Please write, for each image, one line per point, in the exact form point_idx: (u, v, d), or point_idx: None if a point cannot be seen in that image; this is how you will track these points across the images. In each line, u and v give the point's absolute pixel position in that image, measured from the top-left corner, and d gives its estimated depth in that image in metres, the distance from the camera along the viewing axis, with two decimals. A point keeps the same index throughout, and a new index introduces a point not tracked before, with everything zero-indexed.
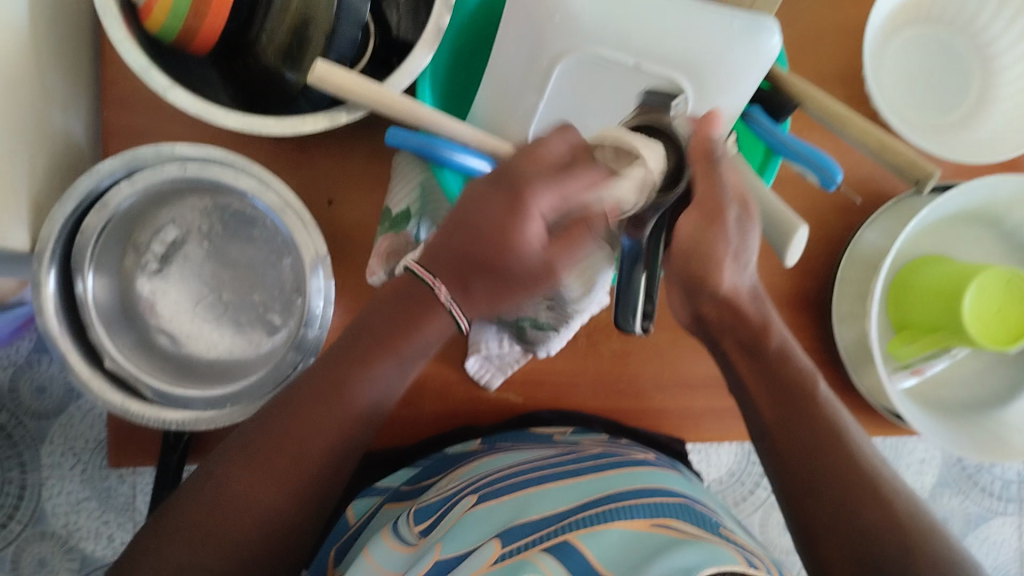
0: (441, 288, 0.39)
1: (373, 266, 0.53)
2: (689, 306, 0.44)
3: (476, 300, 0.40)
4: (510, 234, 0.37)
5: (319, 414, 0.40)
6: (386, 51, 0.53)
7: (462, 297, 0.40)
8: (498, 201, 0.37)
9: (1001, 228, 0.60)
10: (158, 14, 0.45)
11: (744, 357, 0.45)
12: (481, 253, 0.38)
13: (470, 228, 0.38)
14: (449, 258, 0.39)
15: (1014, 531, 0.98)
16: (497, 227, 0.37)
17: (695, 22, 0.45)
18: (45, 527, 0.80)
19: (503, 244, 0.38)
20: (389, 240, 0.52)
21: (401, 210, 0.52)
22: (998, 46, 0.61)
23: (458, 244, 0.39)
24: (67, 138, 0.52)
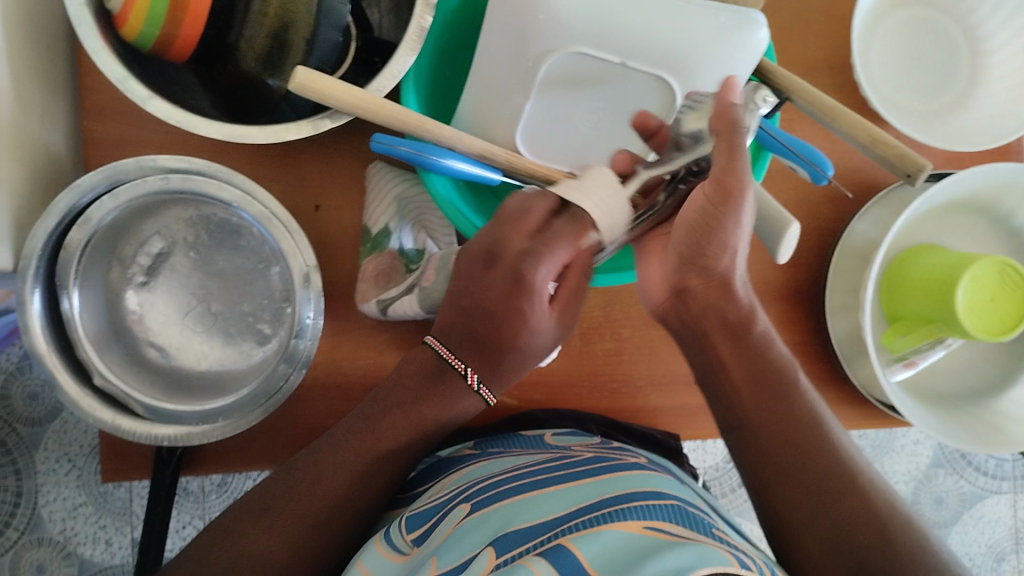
0: (471, 374, 0.44)
1: (361, 292, 0.54)
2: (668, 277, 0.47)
3: (499, 376, 0.45)
4: (520, 309, 0.43)
5: (337, 472, 0.44)
6: (368, 52, 0.51)
7: (488, 377, 0.45)
8: (511, 290, 0.42)
9: (993, 215, 0.60)
10: (134, 22, 0.44)
11: (724, 345, 0.46)
12: (503, 338, 0.43)
13: (477, 306, 0.43)
14: (471, 344, 0.44)
15: (1010, 509, 0.98)
16: (517, 321, 0.43)
17: (684, 15, 0.45)
18: (41, 533, 0.79)
19: (519, 325, 0.43)
20: (374, 262, 0.54)
21: (382, 228, 0.54)
22: (986, 32, 0.60)
23: (474, 325, 0.44)
24: (47, 151, 0.51)
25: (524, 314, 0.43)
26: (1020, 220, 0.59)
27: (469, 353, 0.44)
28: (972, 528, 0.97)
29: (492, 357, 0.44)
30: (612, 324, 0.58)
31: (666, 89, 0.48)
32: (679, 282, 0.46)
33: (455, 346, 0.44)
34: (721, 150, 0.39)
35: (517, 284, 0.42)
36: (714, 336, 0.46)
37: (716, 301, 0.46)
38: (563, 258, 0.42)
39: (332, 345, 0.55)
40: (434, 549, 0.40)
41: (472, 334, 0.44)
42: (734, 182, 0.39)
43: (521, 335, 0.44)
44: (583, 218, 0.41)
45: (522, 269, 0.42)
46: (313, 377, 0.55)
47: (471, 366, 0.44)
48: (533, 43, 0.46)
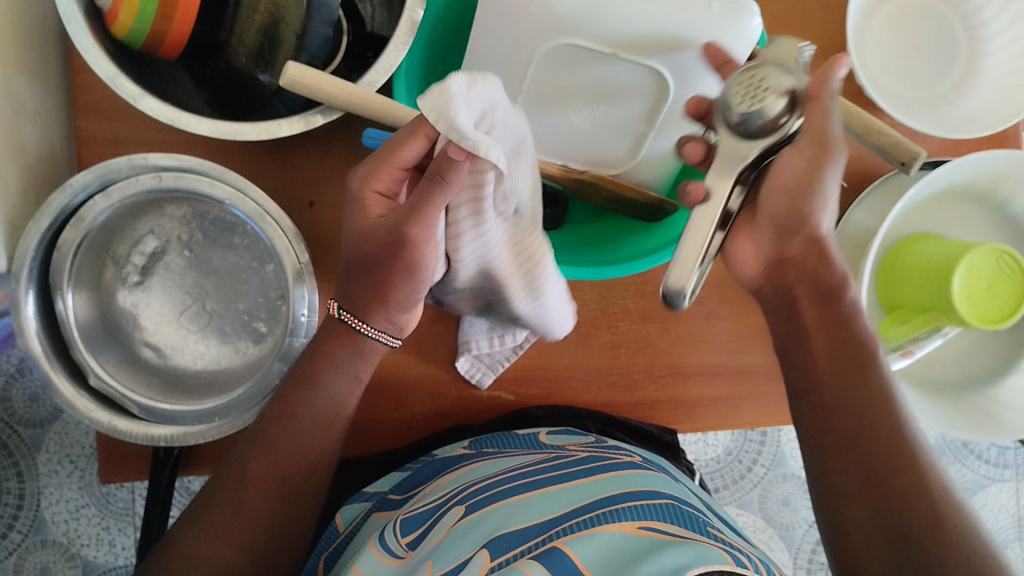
0: (355, 321, 0.44)
1: None
2: (766, 251, 0.46)
3: (389, 318, 0.45)
4: (383, 247, 0.40)
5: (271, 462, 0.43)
6: (360, 47, 0.51)
7: (376, 321, 0.44)
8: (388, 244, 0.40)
9: (991, 202, 0.59)
10: (124, 17, 0.44)
11: (811, 305, 0.44)
12: (380, 275, 0.42)
13: (359, 260, 0.42)
14: (363, 295, 0.43)
15: (1013, 497, 0.98)
16: (366, 235, 0.41)
17: (675, 5, 0.45)
18: (44, 535, 0.79)
19: (390, 262, 0.41)
20: None
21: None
22: (981, 18, 0.60)
23: (366, 277, 0.43)
24: (40, 151, 0.51)
25: (393, 252, 0.40)
26: (1017, 207, 0.59)
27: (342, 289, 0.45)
28: None
29: (370, 293, 0.43)
30: (610, 317, 0.58)
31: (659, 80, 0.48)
32: (777, 253, 0.46)
33: (342, 278, 0.44)
34: (815, 112, 0.41)
35: (396, 243, 0.40)
36: (757, 307, 0.44)
37: (809, 270, 0.45)
38: (399, 164, 0.40)
39: None
40: (429, 553, 0.39)
41: (356, 276, 0.43)
42: (831, 141, 0.41)
43: (401, 273, 0.41)
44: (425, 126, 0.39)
45: (391, 224, 0.39)
46: None
47: (355, 314, 0.44)
48: (525, 36, 0.45)
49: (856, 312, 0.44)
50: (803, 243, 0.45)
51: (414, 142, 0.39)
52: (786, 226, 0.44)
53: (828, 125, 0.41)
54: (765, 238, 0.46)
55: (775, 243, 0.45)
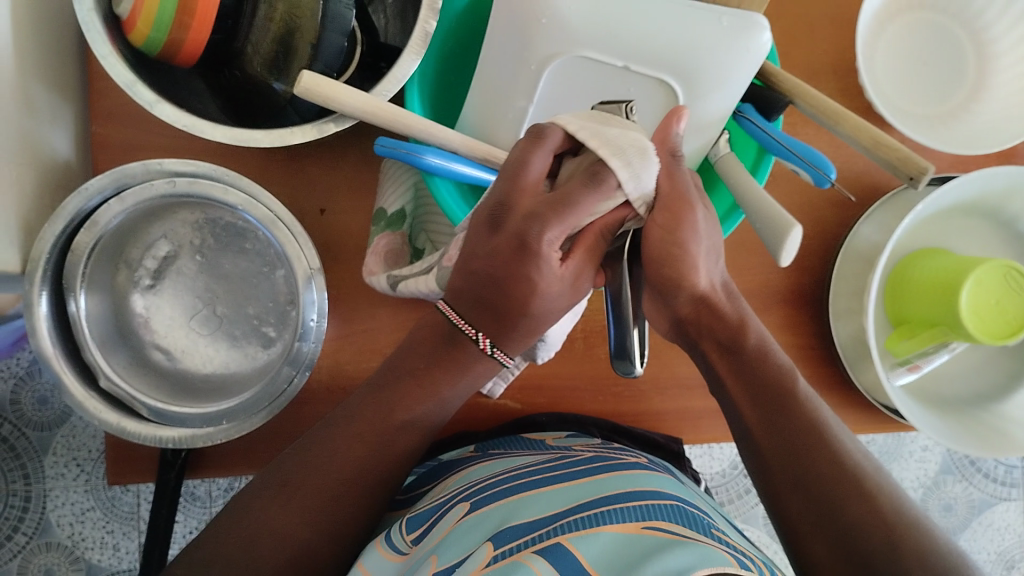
0: (483, 339, 0.42)
1: (370, 266, 0.52)
2: (664, 312, 0.44)
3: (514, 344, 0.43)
4: (526, 277, 0.39)
5: (331, 460, 0.43)
6: (373, 57, 0.52)
7: (501, 343, 0.42)
8: (517, 258, 0.38)
9: (999, 218, 0.60)
10: (141, 27, 0.45)
11: (719, 357, 0.44)
12: (513, 305, 0.40)
13: (484, 276, 0.40)
14: (480, 313, 0.41)
15: (1019, 517, 0.98)
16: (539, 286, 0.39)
17: (685, 20, 0.45)
18: (49, 537, 0.80)
19: (527, 294, 0.39)
20: (387, 238, 0.53)
21: (397, 209, 0.53)
22: (991, 35, 0.60)
23: (490, 292, 0.40)
24: (56, 155, 0.52)
25: (534, 283, 0.39)
26: None
27: (492, 327, 0.41)
28: (981, 535, 0.97)
29: (517, 331, 0.41)
30: None
31: (670, 93, 0.48)
32: (673, 314, 0.44)
33: (483, 321, 0.41)
34: (662, 177, 0.40)
35: (524, 252, 0.38)
36: (707, 348, 0.44)
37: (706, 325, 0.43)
38: (576, 218, 0.37)
39: (336, 348, 0.56)
40: (434, 548, 0.40)
41: (499, 309, 0.40)
42: (682, 206, 0.40)
43: (532, 299, 0.40)
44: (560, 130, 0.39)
45: (528, 237, 0.38)
46: (317, 379, 0.55)
47: (484, 332, 0.42)
48: (536, 47, 0.46)
49: (763, 355, 0.43)
50: (689, 302, 0.42)
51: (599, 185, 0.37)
52: (664, 290, 0.41)
53: (675, 186, 0.40)
54: (655, 301, 0.43)
55: (663, 303, 0.43)
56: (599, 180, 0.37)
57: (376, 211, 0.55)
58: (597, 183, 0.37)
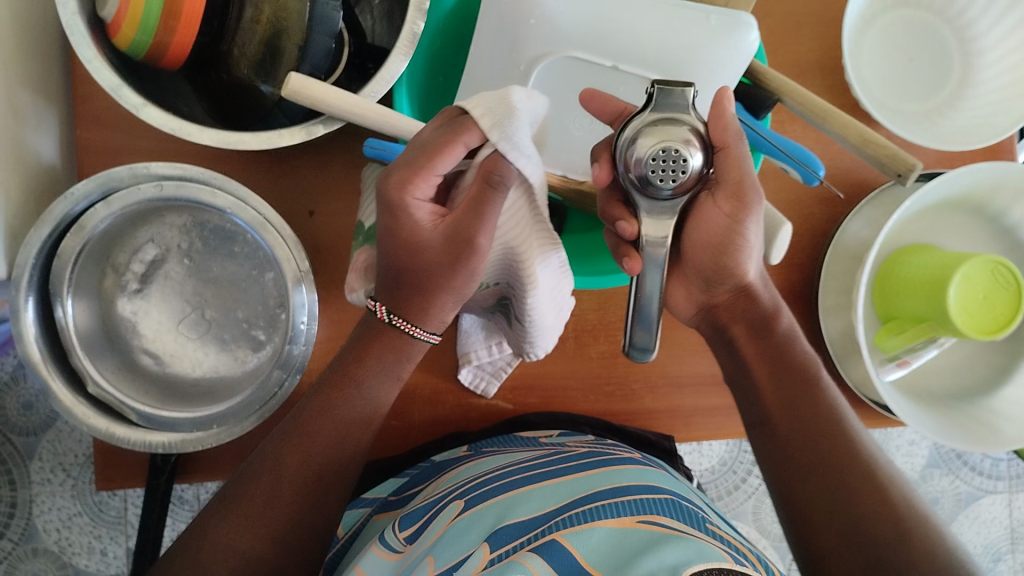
0: (379, 308, 0.43)
1: (350, 283, 0.50)
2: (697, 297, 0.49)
3: (421, 314, 0.43)
4: (403, 244, 0.40)
5: (314, 465, 0.42)
6: (361, 58, 0.52)
7: (398, 311, 0.43)
8: (385, 212, 0.40)
9: (986, 214, 0.60)
10: (126, 30, 0.44)
11: (748, 341, 0.48)
12: (397, 267, 0.41)
13: (379, 237, 0.42)
14: (383, 281, 0.42)
15: (1005, 509, 0.99)
16: (416, 245, 0.40)
17: (674, 20, 0.45)
18: (36, 543, 0.79)
19: (401, 250, 0.41)
20: (365, 253, 0.50)
21: (372, 223, 0.50)
22: (976, 32, 0.61)
23: (382, 256, 0.42)
24: (41, 159, 0.51)
25: (399, 234, 0.40)
26: (1013, 219, 0.59)
27: (386, 292, 0.43)
28: (968, 528, 0.97)
29: (412, 293, 0.42)
30: (607, 327, 0.58)
31: None
32: (708, 301, 0.49)
33: (380, 282, 0.43)
34: (729, 164, 0.41)
35: (388, 206, 0.40)
36: (737, 331, 0.48)
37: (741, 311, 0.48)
38: (435, 172, 0.38)
39: (327, 351, 0.55)
40: (429, 549, 0.39)
41: (390, 281, 0.42)
42: (751, 191, 0.41)
43: (415, 255, 0.40)
44: (473, 122, 0.38)
45: (385, 190, 0.39)
46: (307, 383, 0.55)
47: (382, 301, 0.43)
48: (525, 48, 0.46)
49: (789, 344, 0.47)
50: (729, 292, 0.47)
51: (450, 150, 0.38)
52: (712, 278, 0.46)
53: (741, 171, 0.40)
54: (695, 287, 0.48)
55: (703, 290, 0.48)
56: (468, 129, 0.38)
57: (359, 227, 0.52)
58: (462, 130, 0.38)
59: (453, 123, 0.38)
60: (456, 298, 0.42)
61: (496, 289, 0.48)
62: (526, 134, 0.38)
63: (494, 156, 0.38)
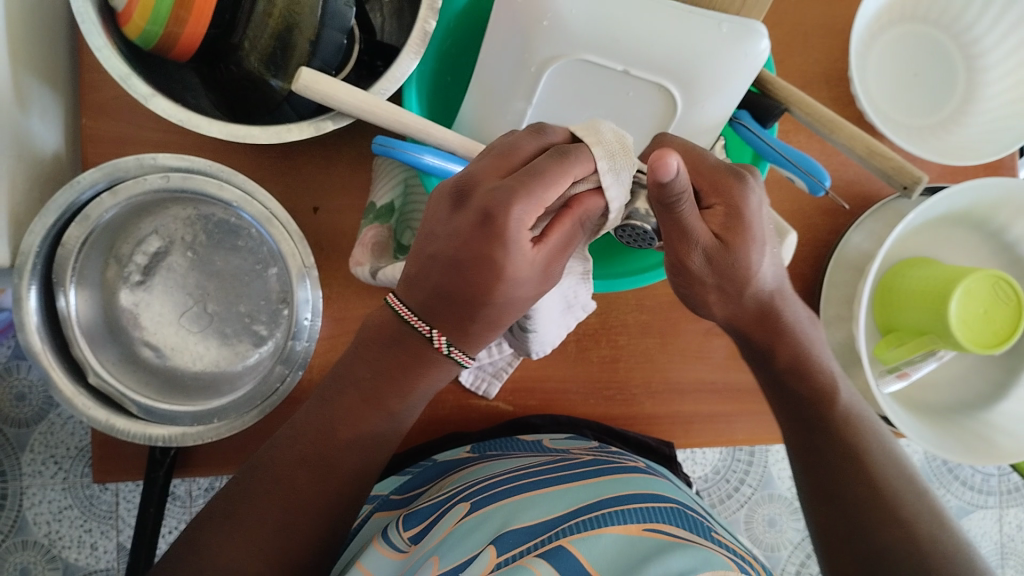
0: (438, 337, 0.39)
1: (356, 257, 0.51)
2: None
3: (472, 341, 0.40)
4: (493, 275, 0.36)
5: None
6: (370, 56, 0.52)
7: (457, 339, 0.39)
8: (482, 238, 0.36)
9: (987, 229, 0.60)
10: (137, 20, 0.44)
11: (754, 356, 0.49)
12: (474, 298, 0.37)
13: (450, 263, 0.37)
14: (440, 308, 0.38)
15: (996, 523, 0.99)
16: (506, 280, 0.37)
17: (685, 25, 0.45)
18: (26, 535, 0.78)
19: (491, 284, 0.37)
20: (373, 231, 0.51)
21: (387, 202, 0.52)
22: (981, 48, 0.61)
23: (447, 287, 0.37)
24: (46, 147, 0.51)
25: (498, 267, 0.36)
26: (1013, 235, 0.60)
27: (445, 318, 0.38)
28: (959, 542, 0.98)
29: (477, 323, 0.39)
30: (608, 331, 0.59)
31: (670, 98, 0.48)
32: None
33: (443, 309, 0.38)
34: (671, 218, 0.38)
35: (490, 233, 0.35)
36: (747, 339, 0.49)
37: None
38: (546, 204, 0.35)
39: (329, 347, 0.55)
40: (433, 549, 0.39)
41: (442, 312, 0.38)
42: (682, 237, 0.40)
43: (504, 289, 0.37)
44: (585, 153, 0.37)
45: (496, 216, 0.35)
46: (308, 379, 0.55)
47: (437, 329, 0.39)
48: (536, 50, 0.46)
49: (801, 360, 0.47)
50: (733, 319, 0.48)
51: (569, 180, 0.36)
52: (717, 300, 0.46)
53: (682, 224, 0.38)
54: None
55: None
56: (579, 158, 0.36)
57: (367, 206, 0.54)
58: (577, 160, 0.36)
59: (561, 151, 0.36)
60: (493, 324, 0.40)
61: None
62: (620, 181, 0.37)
63: (592, 196, 0.38)
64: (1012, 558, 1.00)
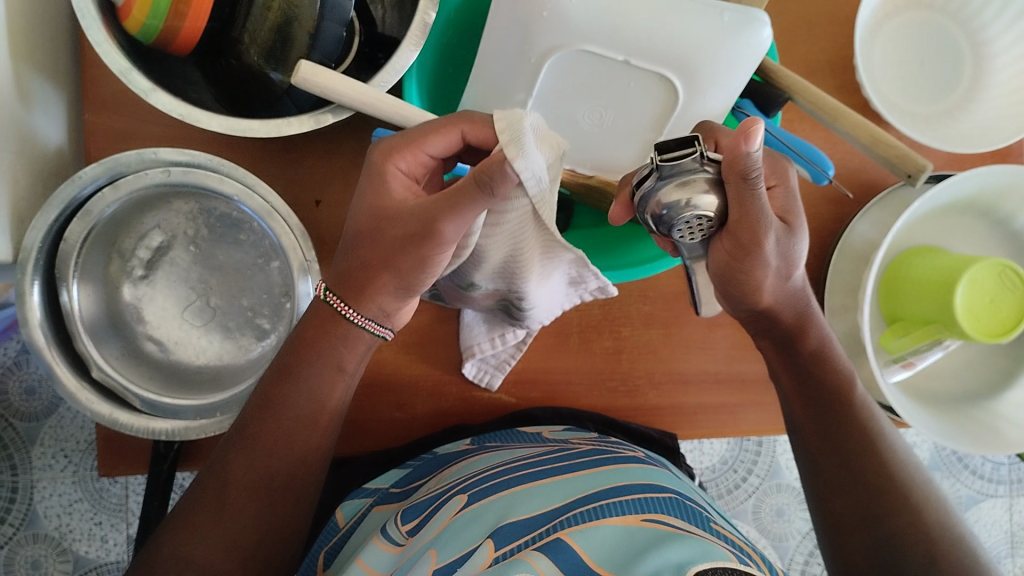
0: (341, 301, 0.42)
1: None
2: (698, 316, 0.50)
3: (381, 307, 0.42)
4: (383, 214, 0.41)
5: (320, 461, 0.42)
6: (371, 48, 0.52)
7: (359, 305, 0.42)
8: (372, 182, 0.41)
9: (994, 217, 0.60)
10: (137, 13, 0.44)
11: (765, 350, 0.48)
12: (371, 244, 0.41)
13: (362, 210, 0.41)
14: (351, 263, 0.42)
15: (1006, 513, 0.98)
16: (393, 216, 0.40)
17: (687, 14, 0.45)
18: (36, 529, 0.79)
19: (378, 223, 0.41)
20: None
21: None
22: (988, 34, 0.60)
23: (355, 243, 0.42)
24: (48, 142, 0.51)
25: (382, 206, 0.41)
26: (1020, 223, 0.59)
27: (347, 270, 0.42)
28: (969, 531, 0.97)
29: (377, 276, 0.41)
30: (612, 322, 0.58)
31: (671, 88, 0.48)
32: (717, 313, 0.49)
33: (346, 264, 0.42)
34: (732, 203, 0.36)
35: (376, 178, 0.41)
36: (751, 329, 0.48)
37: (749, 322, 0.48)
38: (419, 149, 0.41)
39: None
40: (430, 543, 0.39)
41: (354, 261, 0.41)
42: (748, 230, 0.37)
43: (387, 227, 0.40)
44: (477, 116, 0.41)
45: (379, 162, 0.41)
46: None
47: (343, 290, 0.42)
48: (536, 40, 0.46)
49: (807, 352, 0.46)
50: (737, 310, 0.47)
51: (448, 133, 0.41)
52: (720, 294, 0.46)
53: (746, 214, 0.37)
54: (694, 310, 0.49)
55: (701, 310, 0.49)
56: (469, 117, 0.41)
57: None
58: (466, 118, 0.41)
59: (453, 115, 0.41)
60: (401, 285, 0.41)
61: (494, 293, 0.49)
62: (539, 149, 0.37)
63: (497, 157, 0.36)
64: (1022, 547, 1.00)
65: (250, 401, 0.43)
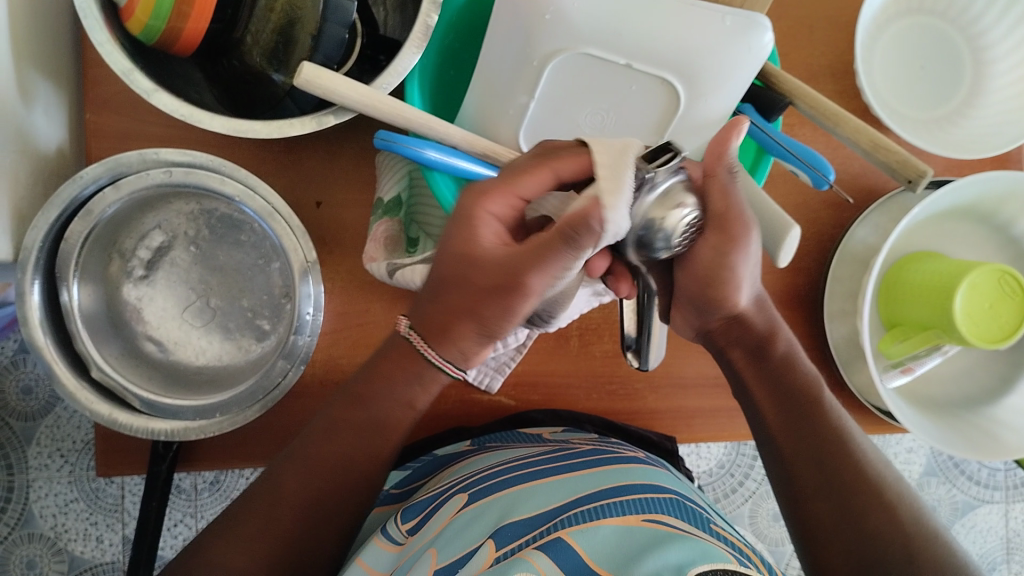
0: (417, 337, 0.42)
1: (369, 253, 0.52)
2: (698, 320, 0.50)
3: (462, 354, 0.42)
4: (468, 258, 0.40)
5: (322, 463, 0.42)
6: (373, 50, 0.51)
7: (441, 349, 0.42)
8: (458, 226, 0.41)
9: (993, 223, 0.60)
10: (140, 14, 0.44)
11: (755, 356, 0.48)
12: (454, 287, 0.40)
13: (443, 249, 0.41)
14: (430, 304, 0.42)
15: (1002, 519, 0.99)
16: (478, 262, 0.40)
17: (689, 17, 0.45)
18: (32, 528, 0.78)
19: (461, 267, 0.40)
20: (384, 225, 0.52)
21: (393, 196, 0.52)
22: (988, 41, 0.60)
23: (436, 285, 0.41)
24: (49, 142, 0.51)
25: (467, 251, 0.40)
26: (1018, 229, 0.59)
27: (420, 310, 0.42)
28: (965, 536, 0.97)
29: (461, 321, 0.40)
30: (611, 325, 0.58)
31: (672, 91, 0.48)
32: (702, 327, 0.50)
33: (424, 305, 0.42)
34: (718, 194, 0.41)
35: (464, 222, 0.41)
36: (751, 332, 0.49)
37: (748, 325, 0.48)
38: (513, 191, 0.41)
39: (331, 342, 0.55)
40: (431, 542, 0.39)
41: (435, 305, 0.41)
42: (738, 223, 0.41)
43: (472, 273, 0.40)
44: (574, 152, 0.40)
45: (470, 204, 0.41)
46: (311, 374, 0.55)
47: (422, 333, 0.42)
48: (539, 43, 0.46)
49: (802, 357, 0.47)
50: (733, 314, 0.48)
51: (540, 174, 0.40)
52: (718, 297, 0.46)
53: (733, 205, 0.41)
54: (692, 313, 0.49)
55: (702, 314, 0.49)
56: (568, 154, 0.40)
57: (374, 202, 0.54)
58: (566, 155, 0.40)
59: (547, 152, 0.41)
60: (483, 332, 0.41)
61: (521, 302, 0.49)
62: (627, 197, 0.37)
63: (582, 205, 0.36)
64: (1017, 553, 1.00)
65: (312, 426, 0.45)
